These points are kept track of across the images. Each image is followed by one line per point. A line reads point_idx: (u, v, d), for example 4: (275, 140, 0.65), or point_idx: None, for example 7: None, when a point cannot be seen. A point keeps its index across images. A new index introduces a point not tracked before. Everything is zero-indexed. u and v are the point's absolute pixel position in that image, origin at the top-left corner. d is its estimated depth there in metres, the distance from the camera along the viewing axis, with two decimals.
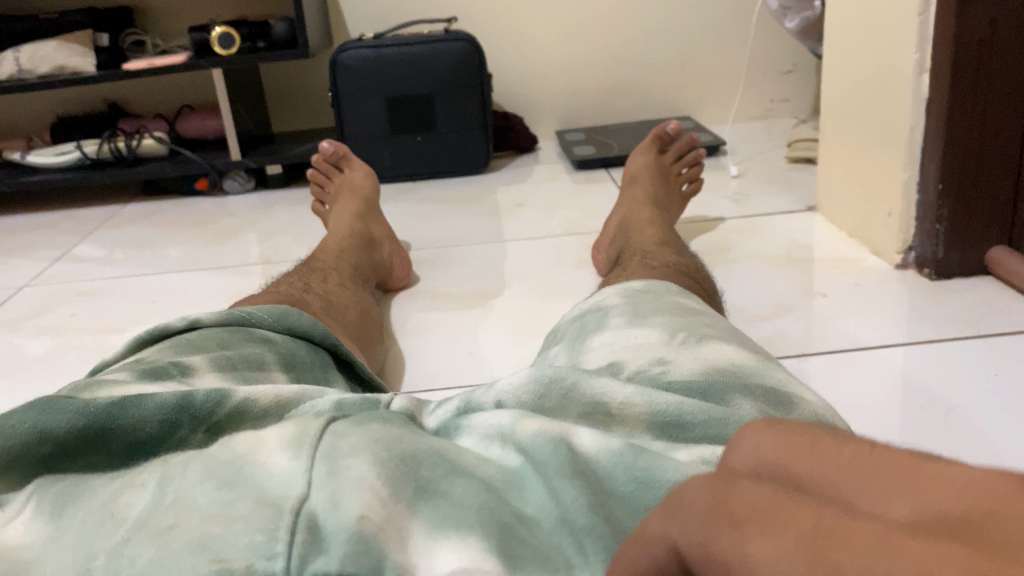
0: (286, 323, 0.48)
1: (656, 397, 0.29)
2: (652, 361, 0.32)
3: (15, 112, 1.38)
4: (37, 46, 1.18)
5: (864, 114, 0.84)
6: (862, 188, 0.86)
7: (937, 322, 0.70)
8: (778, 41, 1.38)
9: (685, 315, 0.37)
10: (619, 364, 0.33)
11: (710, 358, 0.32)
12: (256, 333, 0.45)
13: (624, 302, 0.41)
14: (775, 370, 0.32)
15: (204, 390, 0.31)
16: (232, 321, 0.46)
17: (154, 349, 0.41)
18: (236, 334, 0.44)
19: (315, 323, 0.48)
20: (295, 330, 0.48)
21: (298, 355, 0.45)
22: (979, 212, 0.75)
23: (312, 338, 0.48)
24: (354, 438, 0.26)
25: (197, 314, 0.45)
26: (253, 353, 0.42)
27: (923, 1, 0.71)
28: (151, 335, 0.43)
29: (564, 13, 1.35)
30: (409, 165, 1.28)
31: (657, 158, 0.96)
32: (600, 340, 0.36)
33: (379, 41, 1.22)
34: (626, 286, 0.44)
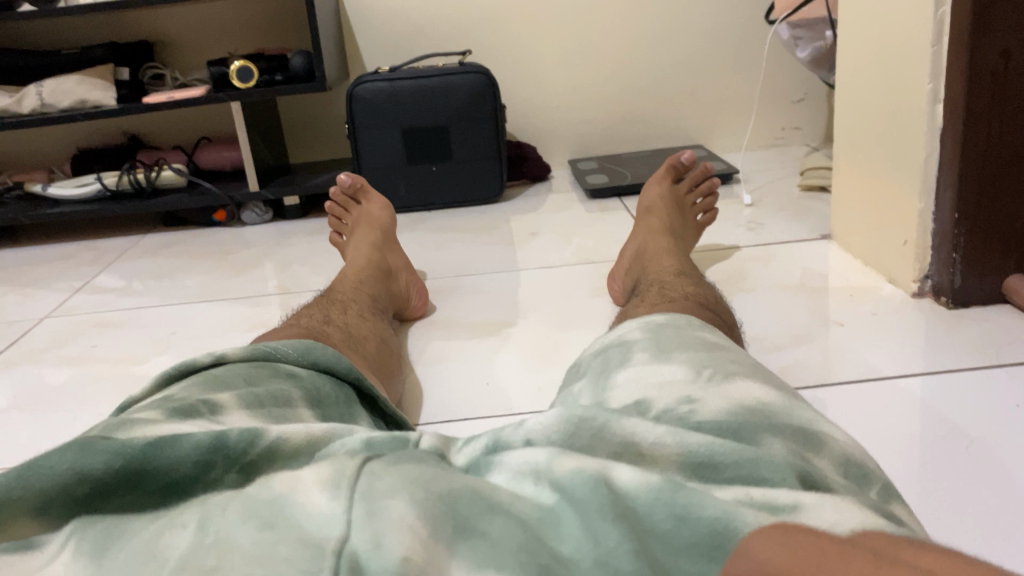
0: (311, 358, 0.48)
1: (688, 437, 0.29)
2: (679, 399, 0.32)
3: (36, 145, 1.40)
4: (59, 81, 1.20)
5: (877, 143, 0.85)
6: (877, 217, 0.87)
7: (956, 351, 0.70)
8: (789, 70, 1.40)
9: (708, 351, 0.38)
10: (646, 402, 0.33)
11: (737, 396, 0.32)
12: (281, 368, 0.46)
13: (646, 336, 0.41)
14: (802, 408, 0.32)
15: (237, 430, 0.31)
16: (258, 356, 0.46)
17: (181, 386, 0.41)
18: (261, 369, 0.45)
19: (339, 358, 0.49)
20: (318, 364, 0.48)
21: (322, 390, 0.46)
22: (995, 240, 0.75)
23: (336, 373, 0.49)
24: (391, 481, 0.27)
25: (224, 349, 0.46)
26: (280, 389, 0.43)
27: (936, 33, 0.71)
28: (178, 372, 0.44)
29: (577, 43, 1.37)
30: (424, 195, 1.30)
31: (672, 188, 0.96)
32: (624, 377, 0.36)
33: (395, 74, 1.24)
34: (648, 320, 0.44)
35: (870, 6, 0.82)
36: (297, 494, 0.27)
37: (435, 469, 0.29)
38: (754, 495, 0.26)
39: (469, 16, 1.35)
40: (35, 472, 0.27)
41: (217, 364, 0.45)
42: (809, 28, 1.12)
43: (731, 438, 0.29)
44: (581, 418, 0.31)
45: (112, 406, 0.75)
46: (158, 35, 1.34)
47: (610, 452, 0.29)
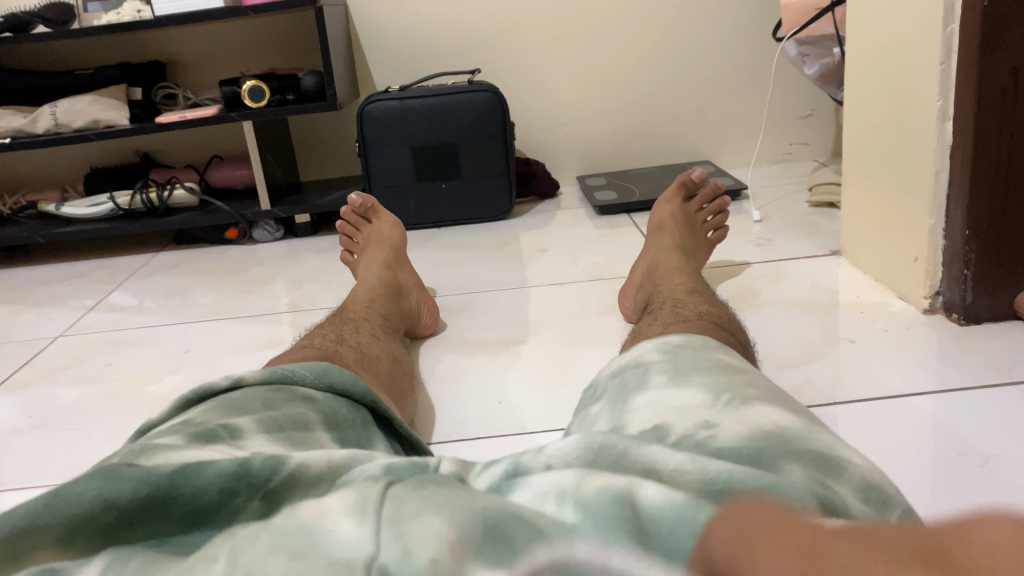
0: (327, 380, 0.49)
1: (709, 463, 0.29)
2: (698, 425, 0.33)
3: (50, 165, 1.41)
4: (73, 102, 1.21)
5: (886, 160, 0.85)
6: (888, 233, 0.87)
7: (970, 369, 0.70)
8: (797, 86, 1.40)
9: (726, 374, 0.38)
10: (665, 427, 0.33)
11: (756, 422, 0.32)
12: (298, 391, 0.46)
13: (663, 358, 0.41)
14: (821, 433, 0.32)
15: (260, 458, 0.32)
16: (275, 379, 0.47)
17: (201, 410, 0.42)
18: (278, 393, 0.45)
19: (355, 381, 0.49)
20: (334, 386, 0.49)
21: (338, 413, 0.46)
22: (1005, 257, 0.75)
23: (352, 395, 0.49)
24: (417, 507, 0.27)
25: (241, 372, 0.46)
26: (298, 412, 0.43)
27: (945, 51, 0.72)
28: (198, 397, 0.44)
29: (585, 60, 1.38)
30: (434, 212, 1.30)
31: (682, 205, 0.97)
32: (642, 401, 0.37)
33: (405, 92, 1.25)
34: (663, 341, 0.45)
35: (878, 25, 0.83)
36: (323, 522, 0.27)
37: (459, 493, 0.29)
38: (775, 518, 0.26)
39: (477, 34, 1.36)
40: (64, 500, 0.28)
41: (235, 388, 0.45)
42: (816, 45, 1.13)
43: (751, 464, 0.30)
44: (602, 444, 0.31)
45: (126, 425, 0.75)
46: (170, 54, 1.36)
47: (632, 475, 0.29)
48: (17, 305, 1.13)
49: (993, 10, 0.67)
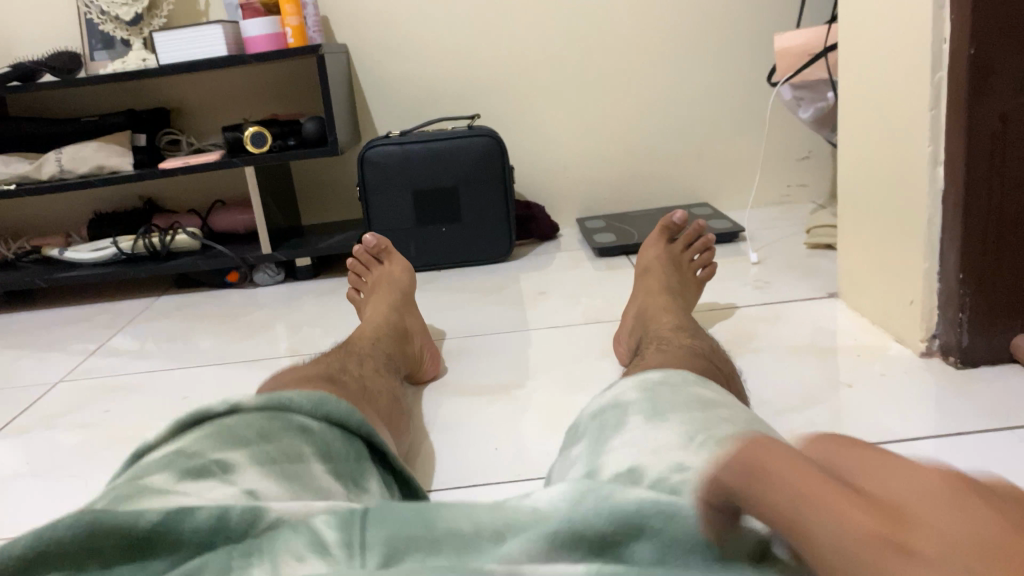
0: (324, 409, 0.48)
1: (686, 434, 0.38)
2: (672, 469, 0.35)
3: (55, 209, 1.43)
4: (78, 148, 1.22)
5: (880, 205, 0.86)
6: (884, 277, 0.87)
7: (969, 415, 0.69)
8: (793, 129, 1.41)
9: (703, 409, 0.41)
10: (640, 470, 0.35)
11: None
12: (285, 416, 0.46)
13: (642, 398, 0.44)
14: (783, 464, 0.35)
15: (239, 508, 0.33)
16: (275, 405, 0.46)
17: (196, 435, 0.42)
18: (270, 422, 0.44)
19: (351, 412, 0.49)
20: (326, 411, 0.48)
21: (331, 445, 0.46)
22: (1000, 299, 0.75)
23: (346, 422, 0.48)
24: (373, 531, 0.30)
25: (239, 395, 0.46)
26: (292, 445, 0.43)
27: (934, 97, 0.73)
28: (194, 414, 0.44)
29: (583, 105, 1.40)
30: (434, 256, 1.31)
31: (667, 247, 0.98)
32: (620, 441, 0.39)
33: (405, 137, 1.27)
34: (644, 379, 0.47)
35: (869, 71, 0.84)
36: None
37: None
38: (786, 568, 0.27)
39: (478, 79, 1.38)
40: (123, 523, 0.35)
41: (230, 411, 0.45)
42: (811, 88, 1.14)
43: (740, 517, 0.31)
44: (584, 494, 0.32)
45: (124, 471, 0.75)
46: (174, 102, 1.38)
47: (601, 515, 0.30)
48: (19, 350, 1.14)
49: (979, 60, 0.68)
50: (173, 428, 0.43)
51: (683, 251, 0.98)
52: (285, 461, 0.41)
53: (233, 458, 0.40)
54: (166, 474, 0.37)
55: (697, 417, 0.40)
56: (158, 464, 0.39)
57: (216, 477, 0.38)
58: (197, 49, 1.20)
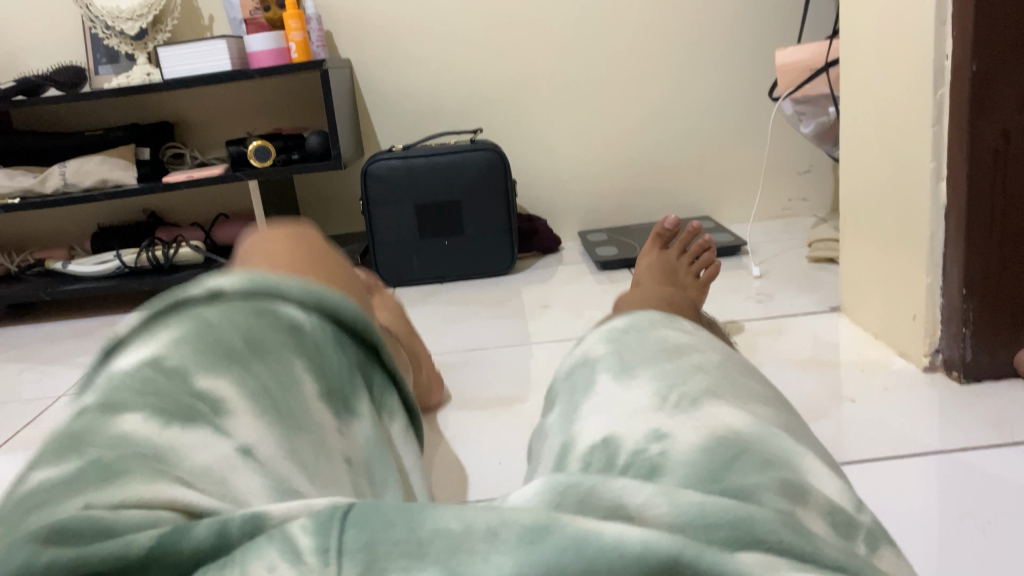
0: (315, 295, 0.40)
1: (657, 392, 0.37)
2: (648, 438, 0.34)
3: (58, 222, 1.43)
4: (82, 161, 1.23)
5: (883, 220, 0.86)
6: (886, 292, 0.87)
7: (973, 430, 0.69)
8: (795, 144, 1.42)
9: (673, 362, 0.40)
10: (615, 440, 0.34)
11: (710, 425, 0.34)
12: (278, 310, 0.38)
13: (611, 352, 0.43)
14: (776, 437, 0.34)
15: (241, 517, 0.27)
16: (263, 292, 0.38)
17: (175, 337, 0.35)
18: (261, 322, 0.37)
19: (347, 303, 0.42)
20: (321, 306, 0.40)
21: (328, 356, 0.40)
22: (1003, 315, 0.75)
23: (345, 317, 0.42)
24: (367, 534, 0.25)
25: (221, 280, 0.38)
26: (284, 364, 0.36)
27: (935, 113, 0.73)
28: (173, 306, 0.37)
29: (585, 120, 1.40)
30: (436, 269, 1.31)
31: (661, 255, 0.98)
32: (592, 408, 0.38)
33: (409, 151, 1.28)
34: (610, 327, 0.47)
35: (871, 87, 0.85)
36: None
37: (442, 516, 0.26)
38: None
39: (480, 94, 1.38)
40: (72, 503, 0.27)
41: (211, 299, 0.37)
42: (812, 103, 1.15)
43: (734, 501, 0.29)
44: (568, 484, 0.28)
45: None
46: (178, 116, 1.39)
47: (601, 513, 0.27)
48: (22, 363, 1.14)
49: (981, 76, 0.69)
50: (146, 326, 0.36)
51: (679, 257, 0.99)
52: (280, 394, 0.35)
53: (222, 389, 0.33)
54: (146, 415, 0.30)
55: (670, 368, 0.40)
56: (130, 389, 0.32)
57: (202, 422, 0.31)
58: (201, 64, 1.21)
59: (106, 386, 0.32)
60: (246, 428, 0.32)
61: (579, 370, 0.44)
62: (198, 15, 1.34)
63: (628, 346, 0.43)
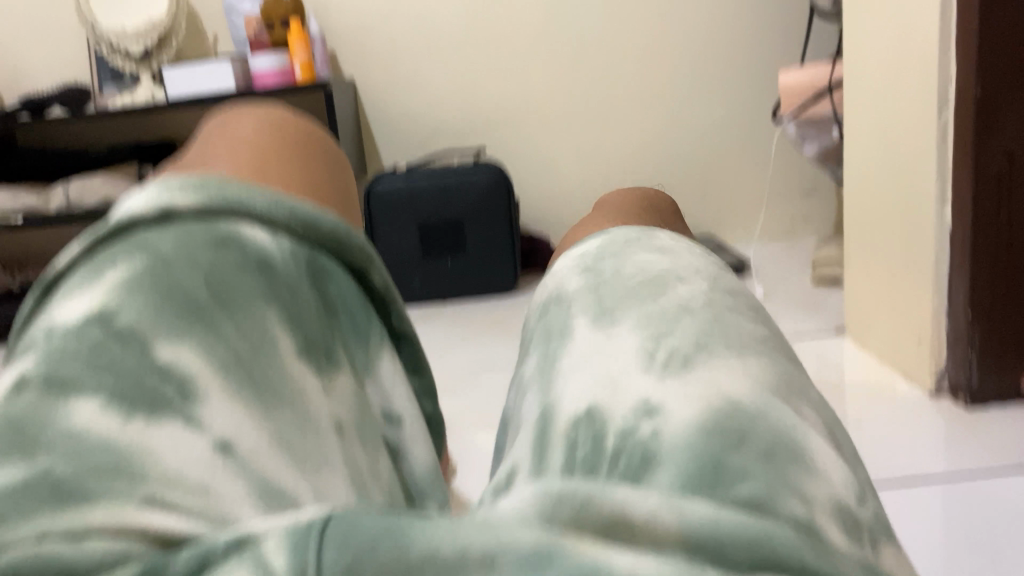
0: (295, 211, 0.32)
1: (644, 345, 0.29)
2: (637, 414, 0.25)
3: (60, 239, 1.43)
4: (85, 181, 1.23)
5: (887, 244, 0.86)
6: (891, 315, 0.87)
7: (977, 456, 0.69)
8: (798, 165, 1.41)
9: (658, 298, 0.32)
10: (599, 414, 0.26)
11: (708, 392, 0.25)
12: (241, 230, 0.30)
13: (588, 286, 0.35)
14: (781, 410, 0.25)
15: (222, 542, 0.19)
16: (223, 202, 0.30)
17: (119, 280, 0.25)
18: (224, 257, 0.28)
19: (331, 215, 0.34)
20: (300, 218, 0.32)
21: (306, 299, 0.30)
22: (1010, 340, 0.75)
23: (321, 230, 0.33)
24: (351, 554, 0.18)
25: (171, 188, 0.30)
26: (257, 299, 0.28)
27: (940, 137, 0.73)
28: (107, 245, 0.27)
29: (588, 140, 1.40)
30: (438, 287, 1.31)
31: None
32: (566, 369, 0.30)
33: (412, 172, 1.28)
34: (584, 254, 0.38)
35: (876, 110, 0.84)
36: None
37: (444, 529, 0.19)
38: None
39: (484, 114, 1.39)
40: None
41: (161, 218, 0.28)
42: (815, 125, 1.15)
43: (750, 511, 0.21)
44: (563, 489, 0.20)
45: None
46: (182, 135, 1.39)
47: (599, 530, 0.20)
48: None
49: (985, 100, 0.69)
50: (83, 267, 0.27)
51: None
52: (259, 365, 0.26)
53: (190, 359, 0.24)
54: (97, 399, 0.22)
55: (654, 309, 0.31)
56: (71, 358, 0.23)
57: (168, 407, 0.22)
58: (206, 84, 1.22)
59: (40, 355, 0.23)
60: (226, 411, 0.23)
61: (552, 309, 0.35)
62: (201, 34, 1.34)
63: (600, 279, 0.35)
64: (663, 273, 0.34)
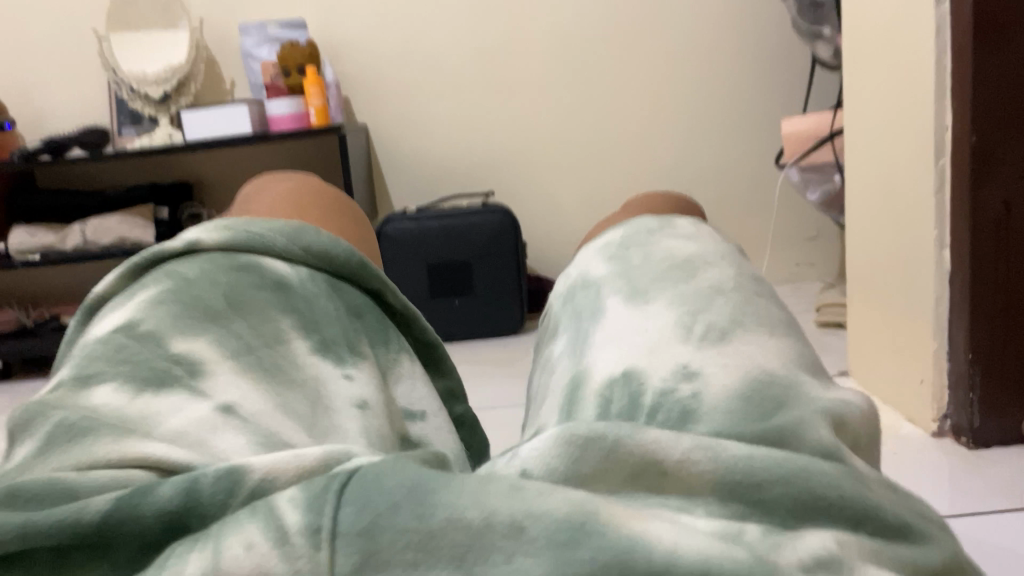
0: (301, 242, 0.43)
1: (680, 319, 0.34)
2: (675, 375, 0.30)
3: (75, 277, 1.46)
4: (102, 220, 1.26)
5: (889, 287, 0.87)
6: (894, 357, 0.88)
7: (980, 496, 0.69)
8: (801, 211, 1.44)
9: (683, 280, 0.38)
10: (637, 373, 0.31)
11: (741, 364, 0.30)
12: (258, 263, 0.41)
13: (615, 271, 0.41)
14: (799, 375, 0.30)
15: (213, 472, 0.23)
16: (247, 244, 0.41)
17: (152, 303, 0.35)
18: (241, 278, 0.39)
19: (334, 243, 0.44)
20: (311, 253, 0.43)
21: (320, 309, 0.40)
22: (1011, 380, 0.76)
23: (332, 259, 0.43)
24: (370, 515, 0.21)
25: (199, 237, 0.41)
26: (265, 310, 0.37)
27: (938, 182, 0.75)
28: (156, 279, 0.38)
29: (595, 185, 1.43)
30: (446, 328, 1.33)
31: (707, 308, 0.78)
32: (606, 337, 0.36)
33: (422, 214, 1.30)
34: (611, 244, 0.45)
35: (875, 157, 0.86)
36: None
37: (459, 492, 0.22)
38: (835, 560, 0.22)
39: (492, 158, 1.42)
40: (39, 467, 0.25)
41: (189, 253, 0.40)
42: (818, 170, 1.17)
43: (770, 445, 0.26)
44: (589, 433, 0.25)
45: None
46: (198, 176, 1.42)
47: (624, 478, 0.24)
48: None
49: (980, 146, 0.71)
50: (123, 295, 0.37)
51: None
52: (260, 350, 0.35)
53: (200, 350, 0.33)
54: (117, 382, 0.30)
55: (685, 292, 0.36)
56: (105, 358, 0.31)
57: (177, 384, 0.30)
58: (223, 127, 1.25)
59: (82, 360, 0.32)
60: (225, 387, 0.31)
61: (582, 291, 0.42)
62: (220, 82, 1.38)
63: (629, 266, 0.41)
64: (690, 258, 0.40)
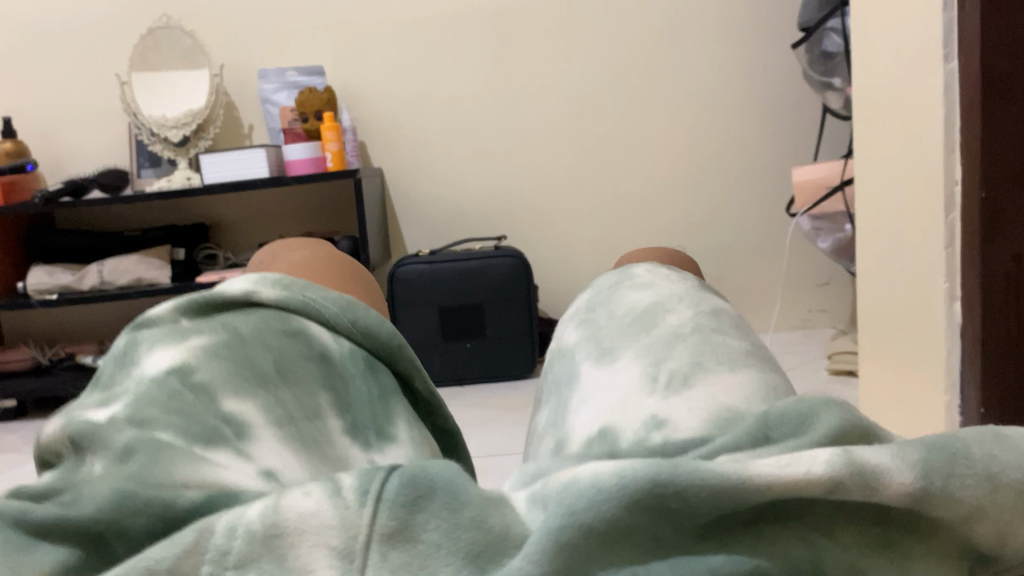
0: (352, 313, 0.43)
1: (645, 369, 0.34)
2: (649, 427, 0.30)
3: (91, 316, 1.47)
4: (119, 260, 1.27)
5: (901, 339, 0.87)
6: (907, 410, 0.88)
7: None
8: (813, 257, 1.44)
9: (650, 329, 0.38)
10: (614, 432, 0.31)
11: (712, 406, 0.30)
12: (307, 329, 0.41)
13: (586, 333, 0.42)
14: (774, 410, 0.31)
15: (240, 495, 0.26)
16: (294, 303, 0.42)
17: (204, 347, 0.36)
18: (290, 343, 0.39)
19: (381, 323, 0.44)
20: (357, 325, 0.43)
21: (352, 389, 0.40)
22: None
23: (374, 340, 0.42)
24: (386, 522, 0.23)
25: (257, 287, 0.42)
26: (306, 382, 0.38)
27: (947, 236, 0.76)
28: (208, 326, 0.38)
29: (607, 230, 1.44)
30: (457, 372, 1.33)
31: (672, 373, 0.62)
32: (585, 399, 0.36)
33: (435, 257, 1.31)
34: (575, 308, 0.46)
35: (885, 210, 0.87)
36: (304, 568, 0.21)
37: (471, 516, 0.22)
38: (850, 451, 0.21)
39: (506, 203, 1.43)
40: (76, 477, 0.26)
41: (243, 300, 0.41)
42: (829, 219, 1.18)
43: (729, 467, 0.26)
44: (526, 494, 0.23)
45: None
46: (215, 218, 1.44)
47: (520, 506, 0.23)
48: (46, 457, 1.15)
49: (990, 203, 0.71)
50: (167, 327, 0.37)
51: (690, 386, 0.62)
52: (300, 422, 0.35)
53: (248, 413, 0.33)
54: (168, 427, 0.30)
55: (648, 342, 0.37)
56: (156, 397, 0.31)
57: (225, 445, 0.30)
58: (240, 170, 1.27)
59: (132, 396, 0.32)
60: (269, 452, 0.31)
61: (558, 359, 0.42)
62: (238, 125, 1.40)
63: (599, 325, 0.41)
64: (657, 306, 0.41)
